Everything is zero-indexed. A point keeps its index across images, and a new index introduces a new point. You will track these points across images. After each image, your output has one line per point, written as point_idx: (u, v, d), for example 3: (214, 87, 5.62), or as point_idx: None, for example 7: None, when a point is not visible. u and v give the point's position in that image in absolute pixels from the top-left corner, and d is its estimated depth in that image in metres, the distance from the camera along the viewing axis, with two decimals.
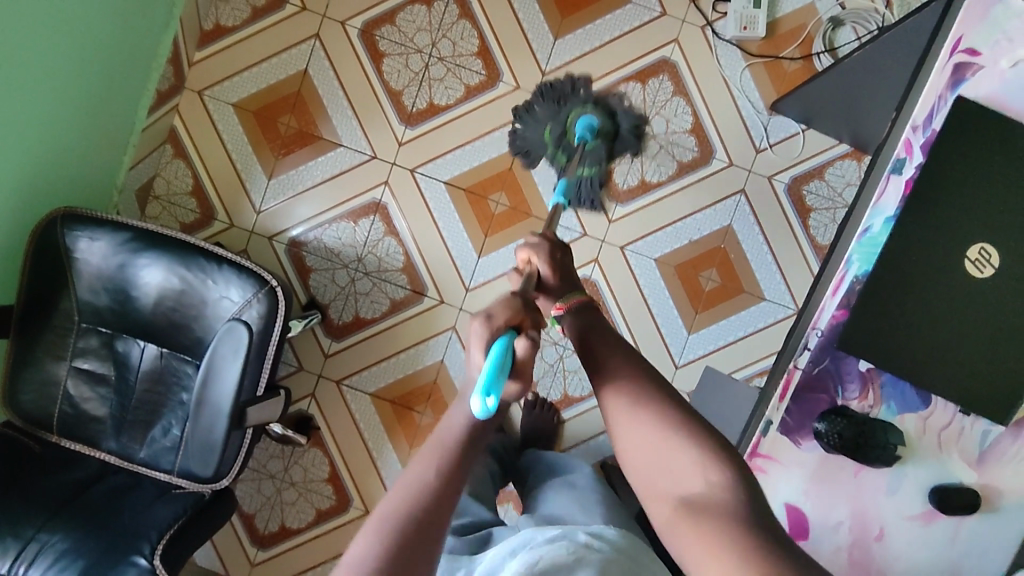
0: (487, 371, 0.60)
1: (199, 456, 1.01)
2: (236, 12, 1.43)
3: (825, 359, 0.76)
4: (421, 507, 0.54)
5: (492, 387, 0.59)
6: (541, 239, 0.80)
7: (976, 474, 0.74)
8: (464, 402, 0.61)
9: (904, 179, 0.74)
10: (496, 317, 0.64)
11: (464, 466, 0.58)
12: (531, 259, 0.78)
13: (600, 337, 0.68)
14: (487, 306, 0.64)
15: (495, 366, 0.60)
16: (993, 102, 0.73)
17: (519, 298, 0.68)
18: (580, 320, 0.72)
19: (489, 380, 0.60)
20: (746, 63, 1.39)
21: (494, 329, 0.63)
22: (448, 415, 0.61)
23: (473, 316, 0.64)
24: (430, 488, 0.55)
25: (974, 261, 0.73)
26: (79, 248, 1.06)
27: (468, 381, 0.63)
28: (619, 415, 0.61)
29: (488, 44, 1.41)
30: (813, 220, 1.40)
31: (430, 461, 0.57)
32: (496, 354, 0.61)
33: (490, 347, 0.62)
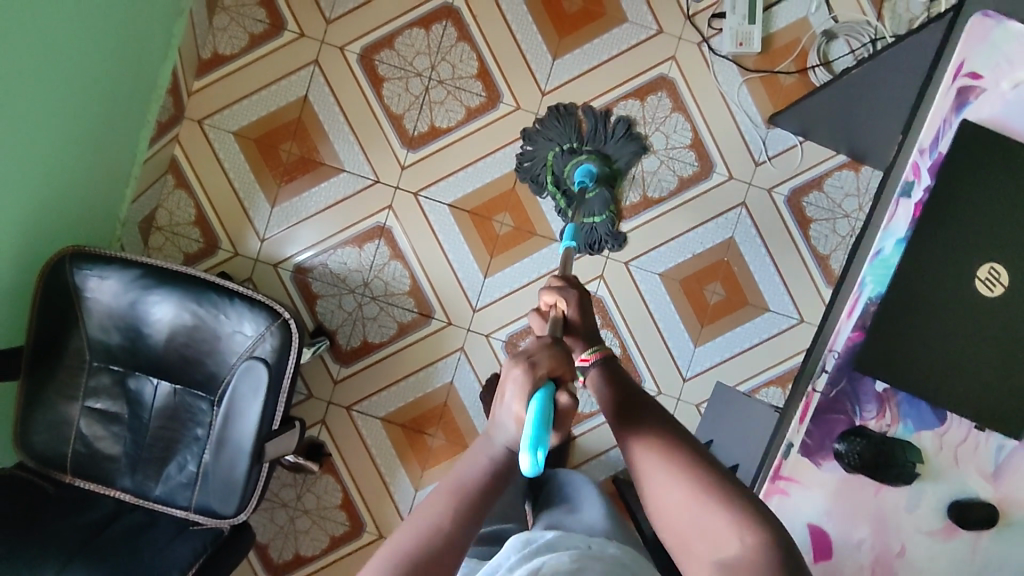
0: (532, 428, 0.59)
1: (220, 495, 1.04)
2: (234, 41, 1.44)
3: (842, 380, 0.77)
4: (434, 543, 0.59)
5: (541, 443, 0.59)
6: (563, 284, 0.89)
7: (994, 488, 0.75)
8: (490, 447, 0.67)
9: (913, 202, 0.75)
10: (540, 365, 0.65)
11: (480, 504, 0.63)
12: (558, 304, 0.86)
13: (629, 397, 0.71)
14: (531, 353, 0.65)
15: (541, 419, 0.60)
16: (998, 125, 0.75)
17: (561, 346, 0.68)
18: (607, 374, 0.76)
19: (536, 435, 0.59)
20: (742, 78, 1.41)
21: (536, 380, 0.63)
22: (470, 454, 0.67)
23: (516, 363, 0.65)
24: (444, 530, 0.60)
25: (984, 280, 0.74)
26: (89, 286, 1.05)
27: (505, 427, 0.66)
28: (649, 472, 0.63)
29: (488, 66, 1.42)
30: (814, 230, 1.42)
31: (446, 503, 0.62)
32: (540, 410, 0.60)
33: (534, 401, 0.61)
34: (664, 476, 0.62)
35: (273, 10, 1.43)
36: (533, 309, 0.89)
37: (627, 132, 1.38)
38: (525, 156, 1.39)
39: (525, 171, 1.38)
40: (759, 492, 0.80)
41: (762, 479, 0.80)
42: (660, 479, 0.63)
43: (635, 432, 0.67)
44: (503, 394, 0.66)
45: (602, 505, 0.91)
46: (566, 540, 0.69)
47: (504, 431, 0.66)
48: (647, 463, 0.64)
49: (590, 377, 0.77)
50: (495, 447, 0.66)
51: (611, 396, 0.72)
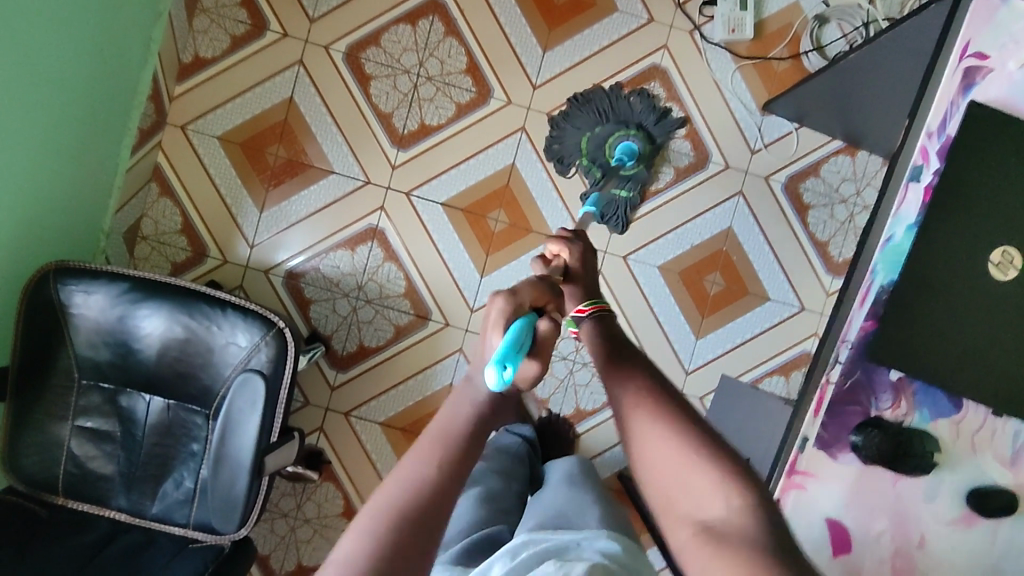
0: (503, 346, 0.59)
1: (220, 513, 1.00)
2: (215, 43, 1.40)
3: (856, 371, 0.75)
4: (419, 497, 0.54)
5: (511, 358, 0.59)
6: (568, 236, 0.91)
7: (1011, 474, 0.74)
8: (473, 390, 0.62)
9: (922, 186, 0.74)
10: (521, 295, 0.65)
11: (464, 468, 0.57)
12: (561, 254, 0.88)
13: (618, 347, 0.70)
14: (512, 286, 0.66)
15: (514, 340, 0.60)
16: (1006, 106, 0.74)
17: (543, 283, 0.70)
18: (601, 326, 0.74)
19: (506, 351, 0.59)
20: (735, 65, 1.39)
21: (515, 307, 0.64)
22: (454, 397, 0.63)
23: (497, 295, 0.65)
24: (428, 485, 0.55)
25: (998, 264, 0.73)
26: (75, 302, 1.02)
27: (483, 361, 0.62)
28: (630, 410, 0.61)
29: (477, 61, 1.39)
30: (812, 216, 1.41)
31: (435, 455, 0.57)
32: (514, 330, 0.60)
33: (509, 326, 0.61)
34: (651, 422, 0.60)
35: (254, 10, 1.39)
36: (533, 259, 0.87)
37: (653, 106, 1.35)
38: (555, 137, 1.36)
39: (558, 161, 1.37)
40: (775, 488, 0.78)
41: (777, 475, 0.78)
42: (643, 431, 0.60)
43: (619, 375, 0.65)
44: (484, 326, 0.64)
45: (612, 505, 0.90)
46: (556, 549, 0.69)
47: (482, 366, 0.63)
48: (626, 399, 0.62)
49: (584, 328, 0.76)
50: (475, 385, 0.63)
51: (599, 347, 0.71)
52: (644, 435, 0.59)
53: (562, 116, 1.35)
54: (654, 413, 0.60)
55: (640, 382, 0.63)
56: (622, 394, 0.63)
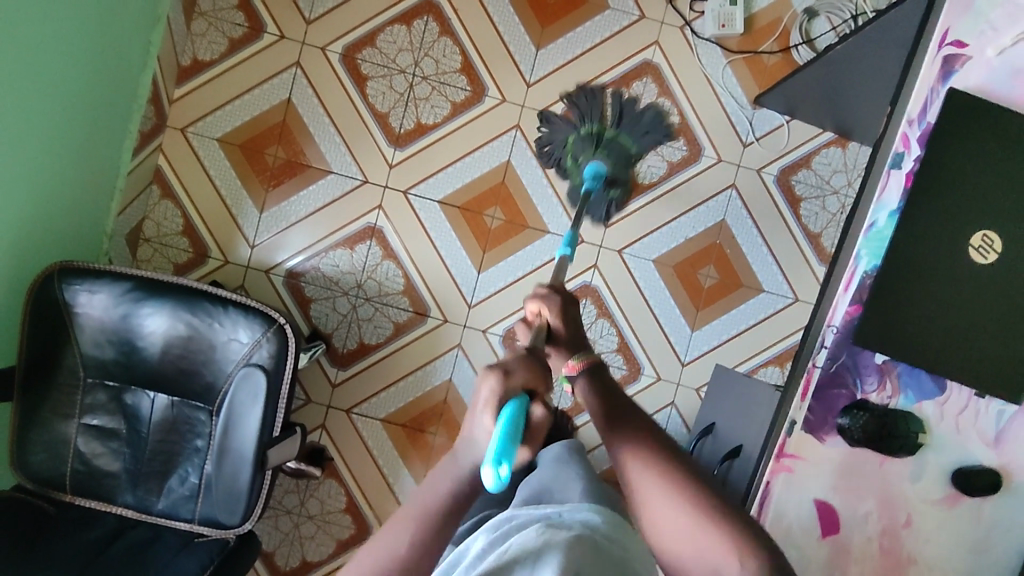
0: (498, 440, 0.57)
1: (224, 506, 1.03)
2: (213, 46, 1.42)
3: (842, 355, 0.77)
4: (395, 566, 0.55)
5: (506, 457, 0.57)
6: (549, 291, 0.83)
7: (995, 454, 0.76)
8: (456, 467, 0.60)
9: (904, 173, 0.75)
10: (515, 376, 0.61)
11: (443, 531, 0.58)
12: (541, 313, 0.81)
13: (618, 406, 0.67)
14: (506, 362, 0.61)
15: (510, 433, 0.57)
16: (985, 91, 0.75)
17: (534, 356, 0.65)
18: (594, 383, 0.72)
19: (501, 449, 0.57)
20: (726, 59, 1.41)
21: (508, 390, 0.60)
22: (437, 472, 0.61)
23: (490, 372, 0.61)
24: (400, 558, 0.56)
25: (978, 248, 0.75)
26: (79, 302, 1.04)
27: (474, 443, 0.60)
28: (635, 480, 0.61)
29: (472, 60, 1.41)
30: (804, 208, 1.42)
31: (408, 524, 0.57)
32: (509, 420, 0.57)
33: (502, 413, 0.58)
34: (665, 503, 0.59)
35: (251, 13, 1.41)
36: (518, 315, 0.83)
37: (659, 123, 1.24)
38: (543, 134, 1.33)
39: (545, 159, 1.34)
40: (764, 471, 0.80)
41: (767, 458, 0.80)
42: (646, 491, 0.60)
43: (618, 436, 0.64)
44: (474, 404, 0.61)
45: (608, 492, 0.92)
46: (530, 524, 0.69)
47: (471, 447, 0.60)
48: (625, 464, 0.62)
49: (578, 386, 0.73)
50: (461, 466, 0.60)
51: (595, 402, 0.69)
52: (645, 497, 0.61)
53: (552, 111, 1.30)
54: (651, 479, 0.61)
55: (642, 447, 0.63)
56: (622, 460, 0.63)
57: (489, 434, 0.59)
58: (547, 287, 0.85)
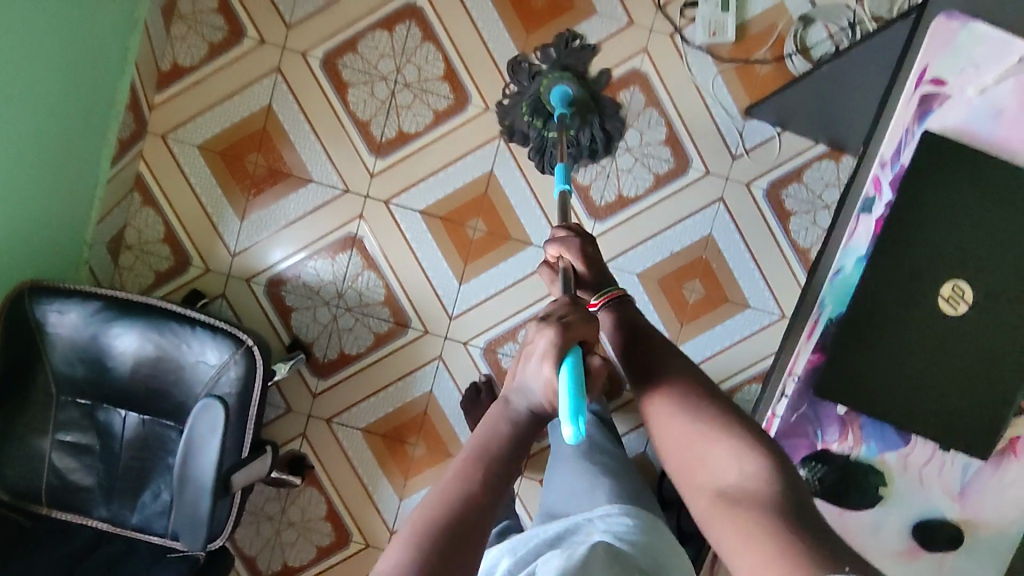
0: (569, 395, 0.57)
1: (187, 529, 0.99)
2: (193, 51, 1.39)
3: (803, 405, 0.75)
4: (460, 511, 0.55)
5: (581, 411, 0.57)
6: (569, 235, 0.89)
7: (959, 508, 0.74)
8: (511, 410, 0.63)
9: (874, 218, 0.74)
10: (572, 327, 0.62)
11: (505, 468, 0.58)
12: (563, 254, 0.87)
13: (647, 346, 0.68)
14: (563, 316, 0.62)
15: (576, 386, 0.58)
16: (963, 133, 0.72)
17: (576, 305, 0.66)
18: (618, 315, 0.73)
19: (574, 404, 0.57)
20: (717, 69, 1.36)
21: (566, 340, 0.61)
22: (485, 424, 0.62)
23: (542, 328, 0.63)
24: (466, 499, 0.55)
25: (947, 299, 0.72)
26: (51, 321, 1.04)
27: (528, 389, 0.63)
28: (663, 416, 0.61)
29: (454, 66, 1.37)
30: (794, 223, 1.39)
31: (469, 470, 0.57)
32: (572, 373, 0.58)
33: (565, 366, 0.58)
34: (689, 427, 0.59)
35: (230, 16, 1.38)
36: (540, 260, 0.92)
37: (614, 107, 1.32)
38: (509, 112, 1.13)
39: (507, 134, 1.34)
40: None
41: None
42: (675, 423, 0.60)
43: (654, 383, 0.64)
44: (531, 353, 0.62)
45: None
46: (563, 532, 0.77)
47: (529, 393, 0.63)
48: (656, 402, 0.62)
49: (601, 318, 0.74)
50: (517, 411, 0.62)
51: (626, 351, 0.68)
52: (672, 427, 0.60)
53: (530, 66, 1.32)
54: (673, 404, 0.61)
55: (670, 380, 0.63)
56: (657, 400, 0.62)
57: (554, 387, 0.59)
58: (567, 228, 0.90)
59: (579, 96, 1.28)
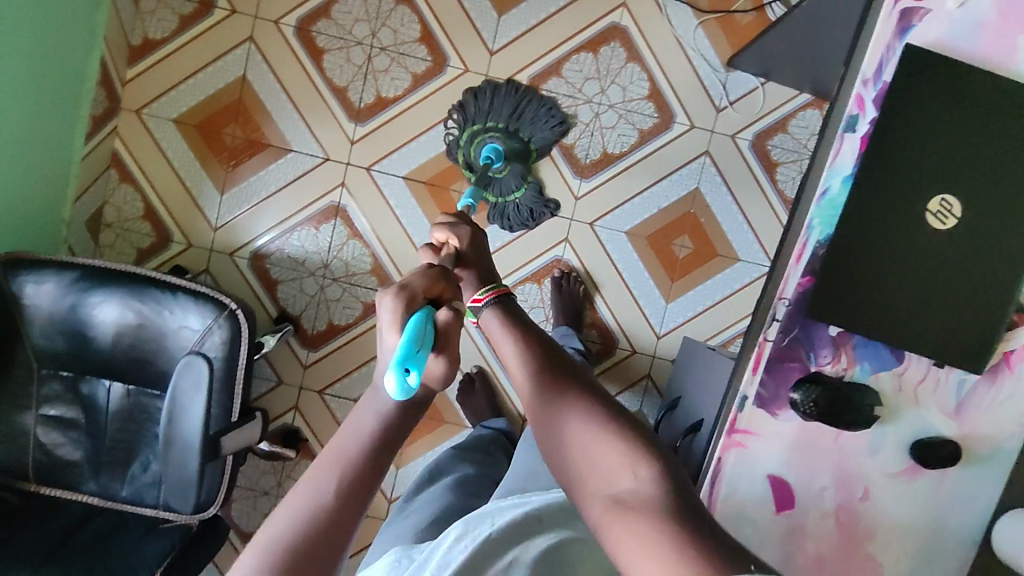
0: (402, 345, 0.53)
1: (177, 493, 1.02)
2: (163, 24, 1.36)
3: (795, 328, 0.74)
4: (310, 529, 0.47)
5: (414, 360, 0.53)
6: (457, 221, 0.79)
7: (956, 425, 0.74)
8: (378, 398, 0.55)
9: (858, 137, 0.71)
10: (413, 288, 0.59)
11: (372, 471, 0.51)
12: (450, 241, 0.76)
13: (548, 359, 0.60)
14: (404, 278, 0.59)
15: (414, 336, 0.54)
16: (945, 48, 0.71)
17: (439, 271, 0.63)
18: (505, 316, 0.66)
19: (407, 355, 0.53)
20: (697, 21, 1.35)
21: (411, 303, 0.58)
22: (356, 415, 0.54)
23: (386, 291, 0.58)
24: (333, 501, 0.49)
25: (936, 213, 0.71)
26: (27, 293, 1.01)
27: (381, 360, 0.56)
28: (569, 433, 0.54)
29: (431, 28, 1.35)
30: (781, 173, 1.38)
31: (331, 473, 0.50)
32: (413, 330, 0.55)
33: (407, 320, 0.55)
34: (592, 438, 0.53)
35: None
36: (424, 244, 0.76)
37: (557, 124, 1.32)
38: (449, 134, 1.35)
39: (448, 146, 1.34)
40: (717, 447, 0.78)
41: (718, 434, 0.78)
42: (578, 435, 0.53)
43: (555, 398, 0.56)
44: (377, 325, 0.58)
45: None
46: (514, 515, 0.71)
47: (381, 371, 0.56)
48: (561, 421, 0.55)
49: (486, 320, 0.67)
50: (377, 395, 0.55)
51: (527, 362, 0.60)
52: (571, 438, 0.53)
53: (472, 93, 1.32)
54: (579, 420, 0.54)
55: (573, 398, 0.56)
56: (558, 416, 0.55)
57: (394, 347, 0.55)
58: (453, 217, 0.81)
59: (513, 147, 1.30)
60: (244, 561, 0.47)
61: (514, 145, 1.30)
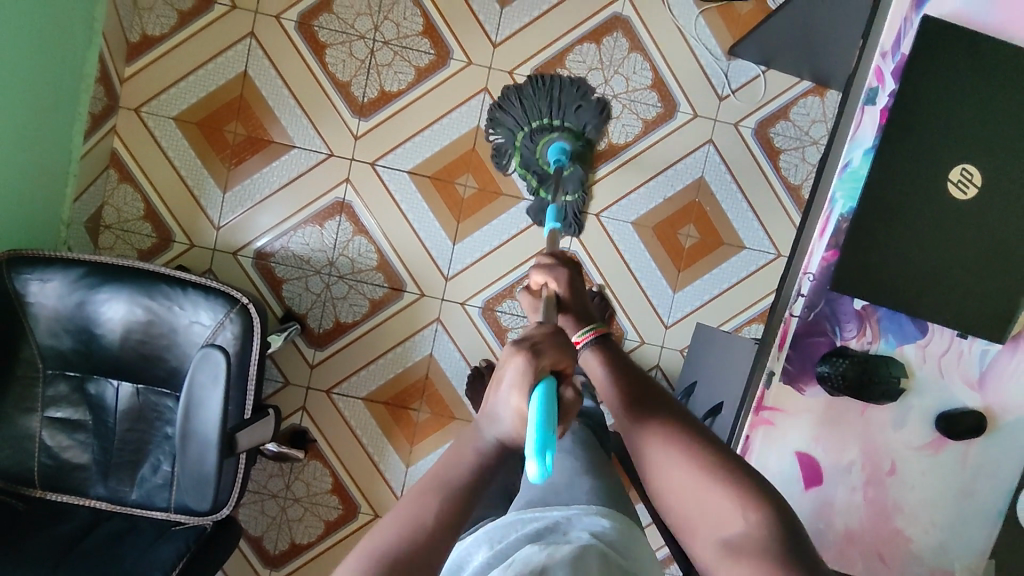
0: (535, 429, 0.48)
1: (193, 493, 0.98)
2: (162, 20, 1.34)
3: (820, 303, 0.74)
4: (411, 548, 0.47)
5: (548, 445, 0.48)
6: (553, 260, 0.78)
7: (979, 396, 0.73)
8: (481, 438, 0.54)
9: (879, 109, 0.72)
10: (544, 356, 0.53)
11: (469, 502, 0.51)
12: (549, 284, 0.75)
13: (631, 381, 0.63)
14: (534, 341, 0.53)
15: (546, 417, 0.49)
16: (961, 19, 0.71)
17: (563, 334, 0.57)
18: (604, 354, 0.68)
19: (542, 438, 0.48)
20: (699, 9, 1.35)
21: (538, 370, 0.51)
22: (454, 445, 0.55)
23: (517, 350, 0.53)
24: (428, 527, 0.48)
25: (957, 182, 0.71)
26: (31, 291, 0.99)
27: (498, 420, 0.53)
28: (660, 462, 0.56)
29: (434, 21, 1.35)
30: (784, 160, 1.38)
31: (433, 497, 0.50)
32: (542, 398, 0.49)
33: (537, 394, 0.49)
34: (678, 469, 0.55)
35: None
36: (522, 288, 0.78)
37: (599, 108, 1.24)
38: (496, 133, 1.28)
39: (497, 154, 1.30)
40: (744, 425, 0.78)
41: (745, 412, 0.78)
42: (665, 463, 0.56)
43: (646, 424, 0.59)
44: (500, 380, 0.53)
45: None
46: (541, 531, 0.59)
47: (498, 422, 0.53)
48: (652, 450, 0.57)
49: (584, 358, 0.69)
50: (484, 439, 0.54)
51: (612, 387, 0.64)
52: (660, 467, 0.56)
53: (514, 92, 1.24)
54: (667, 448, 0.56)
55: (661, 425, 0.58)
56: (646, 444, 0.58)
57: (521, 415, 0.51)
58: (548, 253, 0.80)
59: (577, 150, 1.25)
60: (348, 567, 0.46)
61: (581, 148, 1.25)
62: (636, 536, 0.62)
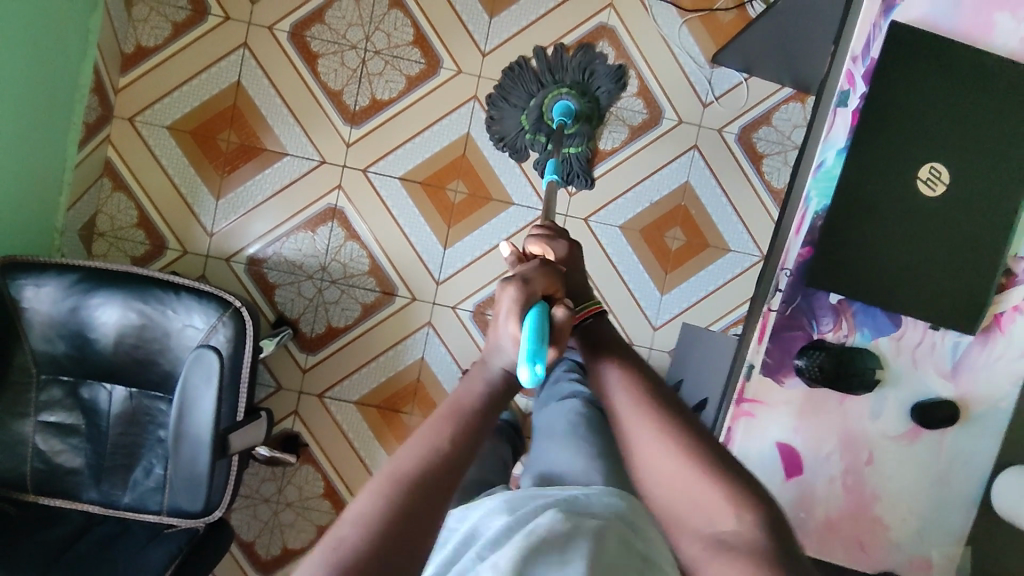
0: (528, 340, 0.55)
1: (186, 493, 0.98)
2: (156, 31, 1.37)
3: (797, 298, 0.77)
4: (431, 467, 0.50)
5: (540, 354, 0.55)
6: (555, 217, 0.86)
7: (952, 387, 0.76)
8: (486, 370, 0.59)
9: (850, 111, 0.75)
10: (533, 284, 0.61)
11: (484, 425, 0.55)
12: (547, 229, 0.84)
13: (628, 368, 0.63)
14: (524, 274, 0.62)
15: (538, 332, 0.56)
16: (927, 24, 0.75)
17: (550, 269, 0.66)
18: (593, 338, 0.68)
19: (533, 348, 0.55)
20: (682, 19, 1.39)
21: (529, 296, 0.60)
22: (468, 379, 0.59)
23: (508, 283, 0.61)
24: (447, 446, 0.52)
25: (925, 180, 0.74)
26: (26, 296, 1.01)
27: (500, 349, 0.59)
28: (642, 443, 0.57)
29: (424, 31, 1.38)
30: (767, 164, 1.42)
31: (450, 421, 0.54)
32: (535, 324, 0.56)
33: (528, 315, 0.57)
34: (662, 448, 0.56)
35: None
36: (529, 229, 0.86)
37: (613, 73, 1.28)
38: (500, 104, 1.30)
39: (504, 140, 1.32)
40: (726, 418, 0.81)
41: (727, 405, 0.81)
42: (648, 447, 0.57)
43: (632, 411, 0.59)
44: (497, 312, 0.60)
45: None
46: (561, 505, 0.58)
47: (498, 351, 0.59)
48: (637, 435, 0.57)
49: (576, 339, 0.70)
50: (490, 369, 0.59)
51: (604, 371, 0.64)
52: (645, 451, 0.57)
53: (499, 94, 1.30)
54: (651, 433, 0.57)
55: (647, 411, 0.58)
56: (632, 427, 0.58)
57: (517, 339, 0.57)
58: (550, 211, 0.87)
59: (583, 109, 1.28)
60: (372, 489, 0.49)
61: (584, 107, 1.28)
62: (647, 516, 0.61)
